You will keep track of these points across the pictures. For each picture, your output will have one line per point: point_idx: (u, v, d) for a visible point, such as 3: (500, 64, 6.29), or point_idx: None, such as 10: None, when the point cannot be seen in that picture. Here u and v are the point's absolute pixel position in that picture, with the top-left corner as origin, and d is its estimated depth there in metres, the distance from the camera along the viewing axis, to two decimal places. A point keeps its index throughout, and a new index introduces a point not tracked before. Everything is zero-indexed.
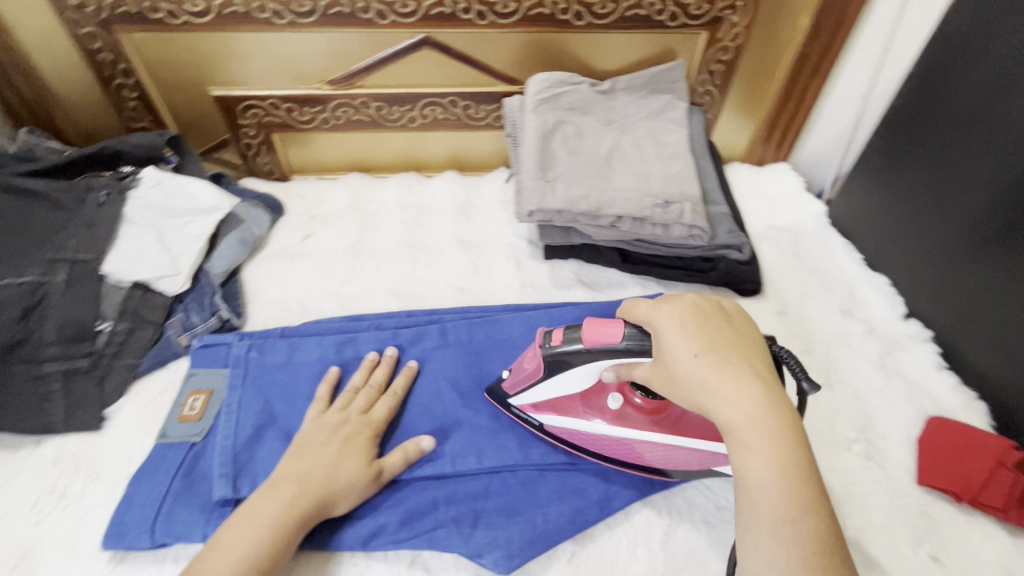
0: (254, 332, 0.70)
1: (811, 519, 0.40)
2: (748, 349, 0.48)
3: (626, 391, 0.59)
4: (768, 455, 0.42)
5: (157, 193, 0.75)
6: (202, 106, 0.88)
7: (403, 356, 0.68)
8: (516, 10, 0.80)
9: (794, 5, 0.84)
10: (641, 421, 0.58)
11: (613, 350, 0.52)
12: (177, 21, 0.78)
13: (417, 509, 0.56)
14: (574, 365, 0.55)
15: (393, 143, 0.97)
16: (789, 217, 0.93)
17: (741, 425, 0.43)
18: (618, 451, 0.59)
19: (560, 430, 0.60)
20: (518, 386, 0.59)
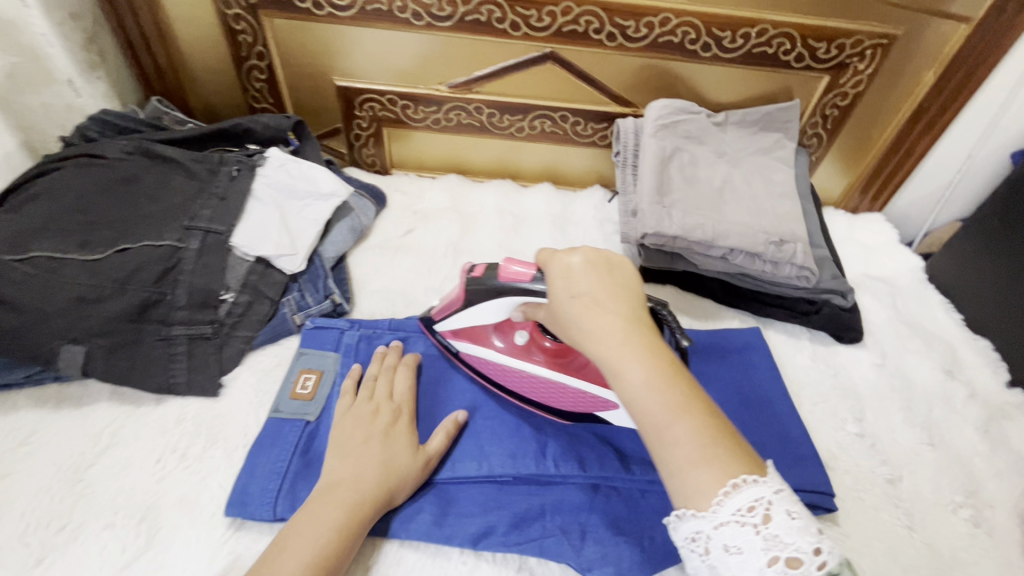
0: (364, 321, 0.71)
1: (684, 423, 0.42)
2: (623, 285, 0.49)
3: (536, 333, 0.62)
4: (639, 371, 0.44)
5: (283, 174, 0.78)
6: (323, 93, 0.91)
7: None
8: (646, 35, 0.81)
9: (921, 61, 0.83)
10: (541, 360, 0.62)
11: (520, 288, 0.55)
12: (320, 12, 0.81)
13: (525, 512, 0.56)
14: (488, 298, 0.58)
15: (493, 148, 0.99)
16: (886, 269, 0.92)
17: (609, 352, 0.45)
18: (520, 386, 0.63)
19: (471, 357, 0.65)
20: (445, 313, 0.63)
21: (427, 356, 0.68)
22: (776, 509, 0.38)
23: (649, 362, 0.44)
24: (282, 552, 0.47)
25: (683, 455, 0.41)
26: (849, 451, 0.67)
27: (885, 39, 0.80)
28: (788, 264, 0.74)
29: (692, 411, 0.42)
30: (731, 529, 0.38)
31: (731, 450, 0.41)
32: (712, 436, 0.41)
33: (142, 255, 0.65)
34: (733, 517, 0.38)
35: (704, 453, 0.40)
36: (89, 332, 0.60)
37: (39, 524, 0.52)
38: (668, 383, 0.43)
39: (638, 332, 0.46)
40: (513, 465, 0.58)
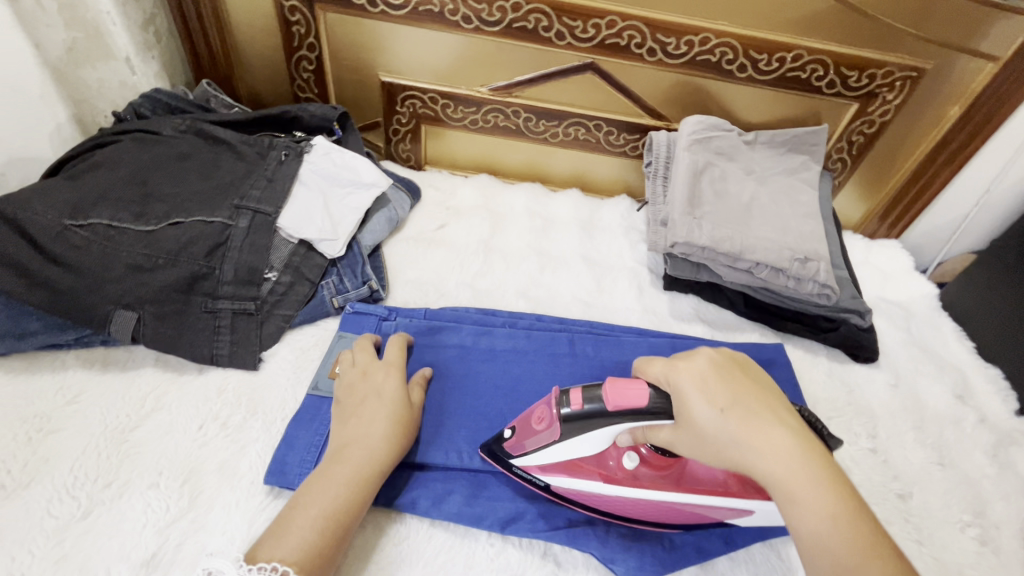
0: (400, 309, 0.74)
1: (877, 564, 0.40)
2: (769, 401, 0.48)
3: (637, 449, 0.54)
4: (818, 500, 0.42)
5: (327, 162, 0.80)
6: (367, 87, 0.94)
7: (533, 355, 0.71)
8: (686, 53, 0.84)
9: (948, 94, 0.86)
10: (655, 480, 0.54)
11: (637, 414, 0.49)
12: (374, 9, 0.84)
13: (550, 502, 0.58)
14: (595, 429, 0.51)
15: (526, 152, 1.02)
16: (901, 293, 0.94)
17: (784, 478, 0.43)
18: (637, 510, 0.56)
19: (569, 491, 0.56)
20: (525, 447, 0.55)
21: (459, 346, 0.70)
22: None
23: (825, 490, 0.43)
24: (300, 511, 0.49)
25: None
26: (861, 465, 0.69)
27: (915, 72, 0.83)
28: (811, 281, 0.76)
29: (878, 547, 0.41)
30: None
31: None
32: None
33: (194, 229, 0.67)
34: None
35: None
36: (141, 300, 0.63)
37: (87, 478, 0.54)
38: (845, 514, 0.42)
39: (807, 453, 0.44)
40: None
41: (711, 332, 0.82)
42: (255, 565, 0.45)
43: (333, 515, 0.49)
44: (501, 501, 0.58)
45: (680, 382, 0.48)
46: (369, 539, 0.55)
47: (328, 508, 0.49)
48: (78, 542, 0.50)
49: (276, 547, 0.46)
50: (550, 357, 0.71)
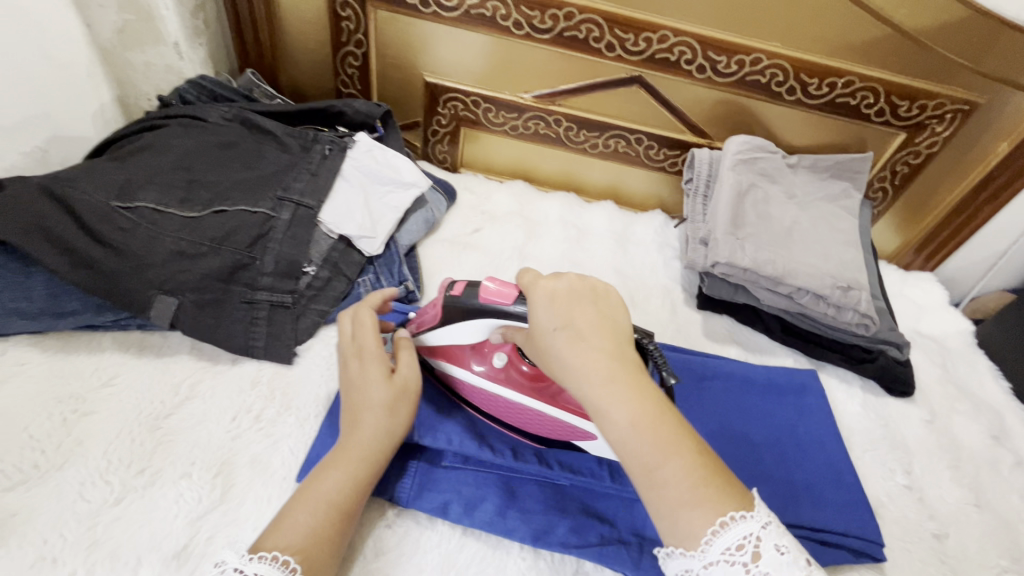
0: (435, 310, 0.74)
1: (676, 464, 0.41)
2: (612, 320, 0.47)
3: (512, 355, 0.58)
4: (629, 411, 0.42)
5: (369, 159, 0.80)
6: (410, 86, 0.94)
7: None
8: (735, 72, 0.84)
9: (998, 130, 0.85)
10: (518, 384, 0.59)
11: (504, 312, 0.52)
12: (426, 10, 0.84)
13: (584, 517, 0.57)
14: (466, 318, 0.55)
15: (562, 161, 1.01)
16: (936, 328, 0.93)
17: (597, 391, 0.43)
18: (507, 412, 0.61)
19: (448, 373, 0.63)
20: (423, 326, 0.60)
21: None
22: (766, 545, 0.38)
23: (645, 405, 0.43)
24: (296, 505, 0.47)
25: (676, 499, 0.40)
26: (896, 501, 0.68)
27: (967, 105, 0.82)
28: (853, 311, 0.75)
29: (686, 454, 0.41)
30: (720, 567, 0.38)
31: (721, 487, 0.41)
32: (707, 480, 0.41)
33: (239, 218, 0.67)
34: (723, 557, 0.38)
35: (696, 496, 0.40)
36: (183, 286, 0.62)
37: (120, 463, 0.54)
38: (658, 424, 0.42)
39: (624, 368, 0.44)
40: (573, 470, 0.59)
41: (745, 355, 0.81)
42: (256, 554, 0.42)
43: (334, 509, 0.47)
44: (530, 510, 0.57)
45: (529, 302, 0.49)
46: (400, 544, 0.54)
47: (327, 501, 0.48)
48: (109, 527, 0.50)
49: (276, 539, 0.44)
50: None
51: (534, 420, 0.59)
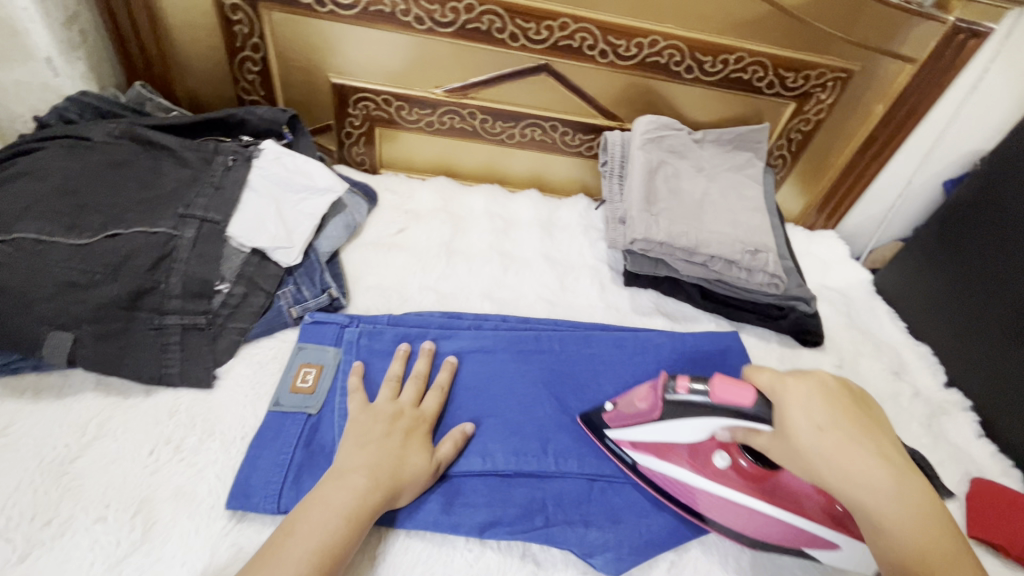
0: (362, 317, 0.72)
1: None
2: (876, 431, 0.49)
3: (730, 452, 0.59)
4: (922, 530, 0.44)
5: (278, 167, 0.77)
6: (317, 89, 0.91)
7: (504, 356, 0.71)
8: (635, 55, 0.87)
9: (873, 94, 0.93)
10: (743, 486, 0.57)
11: (738, 413, 0.52)
12: (322, 9, 0.81)
13: (529, 504, 0.58)
14: (698, 416, 0.55)
15: (483, 154, 1.02)
16: (840, 281, 1.01)
17: (889, 509, 0.44)
18: (710, 506, 0.58)
19: (653, 473, 0.60)
20: (623, 420, 0.61)
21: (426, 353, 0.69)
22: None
23: (926, 519, 0.44)
24: (293, 539, 0.47)
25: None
26: None
27: (844, 73, 0.89)
28: (761, 272, 0.80)
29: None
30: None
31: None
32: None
33: (136, 241, 0.63)
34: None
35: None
36: (79, 319, 0.58)
37: (23, 517, 0.50)
38: (949, 544, 0.43)
39: (904, 482, 0.45)
40: (516, 459, 0.60)
41: (671, 325, 0.84)
42: None
43: (326, 555, 0.47)
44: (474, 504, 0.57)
45: (782, 399, 0.50)
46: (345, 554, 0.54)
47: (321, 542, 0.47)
48: None
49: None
50: (519, 358, 0.71)
51: (774, 532, 0.57)
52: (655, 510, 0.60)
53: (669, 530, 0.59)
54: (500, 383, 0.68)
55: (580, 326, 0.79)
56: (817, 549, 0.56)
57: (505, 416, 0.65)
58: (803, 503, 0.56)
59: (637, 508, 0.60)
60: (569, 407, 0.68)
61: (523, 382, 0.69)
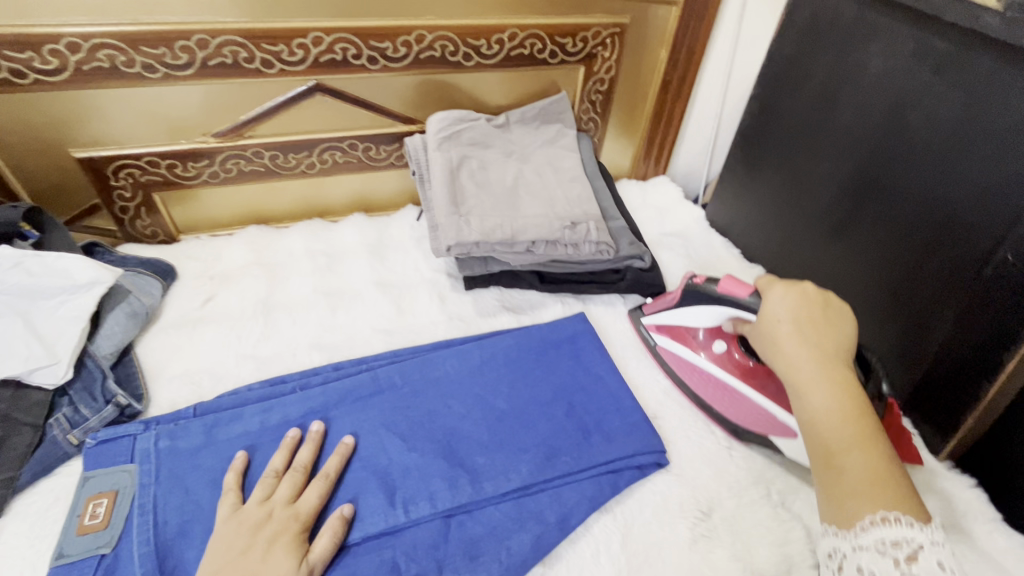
0: (162, 417, 0.63)
1: (860, 454, 0.46)
2: (839, 333, 0.55)
3: (733, 344, 0.71)
4: (825, 398, 0.50)
5: (19, 274, 0.66)
6: (63, 168, 0.79)
7: (338, 411, 0.65)
8: (407, 54, 0.82)
9: (653, 41, 0.95)
10: (736, 369, 0.69)
11: (736, 302, 0.65)
12: (25, 80, 0.70)
13: (380, 567, 0.53)
14: (707, 305, 0.69)
15: (290, 191, 0.93)
16: (677, 224, 1.04)
17: (806, 378, 0.52)
18: (702, 385, 0.71)
19: (665, 352, 0.76)
20: (654, 309, 0.77)
21: (245, 435, 0.61)
22: (926, 556, 0.40)
23: (839, 393, 0.50)
24: None
25: (854, 484, 0.45)
26: (671, 396, 0.73)
27: (617, 28, 0.90)
28: (586, 243, 0.80)
29: (872, 450, 0.46)
30: (869, 553, 0.41)
31: (895, 492, 0.44)
32: (889, 481, 0.44)
33: None
34: (874, 545, 0.41)
35: (869, 488, 0.44)
36: None
37: None
38: (851, 417, 0.48)
39: (833, 367, 0.52)
40: (359, 527, 0.55)
41: (518, 318, 0.82)
42: None
43: None
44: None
45: (765, 297, 0.61)
46: None
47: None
48: None
49: None
50: (356, 407, 0.66)
51: (751, 416, 0.67)
52: (519, 525, 0.58)
53: (532, 544, 0.56)
54: (336, 442, 0.62)
55: (425, 348, 0.75)
56: (780, 437, 0.65)
57: (343, 480, 0.59)
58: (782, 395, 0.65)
59: (498, 530, 0.57)
60: (416, 444, 0.63)
61: (362, 434, 0.63)
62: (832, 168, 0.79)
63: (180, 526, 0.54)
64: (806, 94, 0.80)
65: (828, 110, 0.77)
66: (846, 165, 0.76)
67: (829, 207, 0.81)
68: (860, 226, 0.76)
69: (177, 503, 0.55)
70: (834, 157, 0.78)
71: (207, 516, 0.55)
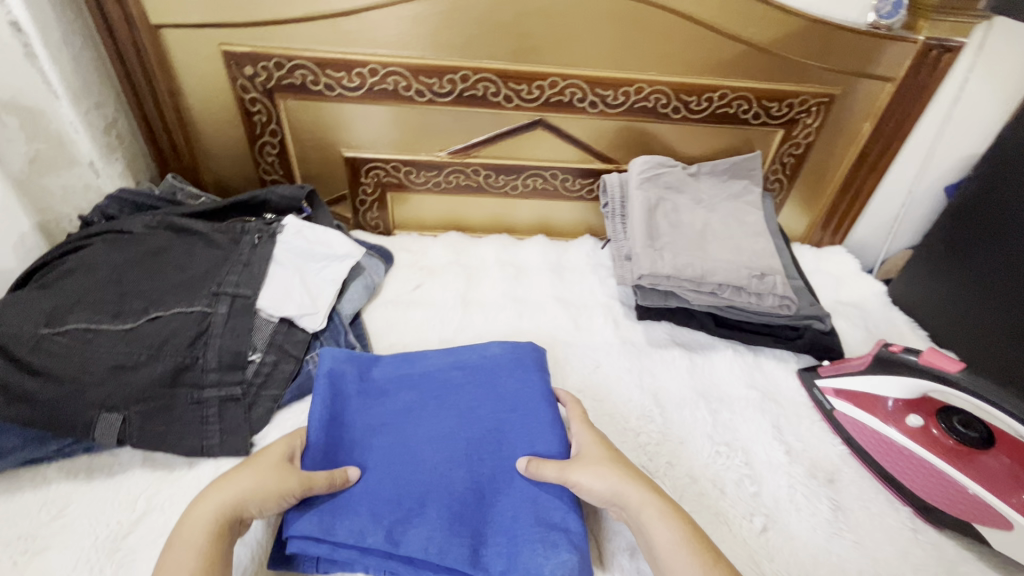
0: (359, 358, 0.71)
1: (715, 563, 0.52)
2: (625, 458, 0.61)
3: (930, 420, 0.70)
4: (637, 493, 0.56)
5: (300, 239, 0.83)
6: (330, 163, 0.98)
7: (452, 401, 0.67)
8: (624, 102, 0.92)
9: (859, 114, 0.96)
10: (933, 444, 0.68)
11: (941, 377, 0.65)
12: (332, 93, 0.89)
13: (439, 540, 0.55)
14: (903, 375, 0.69)
15: (490, 206, 1.07)
16: (855, 294, 1.01)
17: (605, 465, 0.58)
18: (888, 457, 0.69)
19: (844, 416, 0.74)
20: (838, 372, 0.77)
21: (362, 396, 0.67)
22: None
23: (672, 526, 0.54)
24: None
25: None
26: (849, 463, 0.71)
27: (827, 98, 0.93)
28: (771, 295, 0.82)
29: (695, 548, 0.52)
30: None
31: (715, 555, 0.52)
32: (710, 546, 0.53)
33: (175, 321, 0.68)
34: None
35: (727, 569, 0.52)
36: (127, 400, 0.62)
37: None
38: (661, 505, 0.56)
39: (620, 460, 0.59)
40: (440, 505, 0.58)
41: (689, 354, 0.85)
42: None
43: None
44: (367, 547, 0.55)
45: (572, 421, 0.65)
46: None
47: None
48: None
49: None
50: (467, 396, 0.68)
51: (954, 500, 0.64)
52: (566, 542, 0.55)
53: (572, 561, 0.53)
54: (433, 429, 0.64)
55: (537, 353, 0.72)
56: (987, 527, 0.62)
57: (429, 461, 0.61)
58: (994, 482, 0.63)
59: (546, 541, 0.55)
60: (460, 432, 0.64)
61: (457, 421, 0.65)
62: None
63: (379, 463, 0.61)
64: None
65: None
66: None
67: None
68: None
69: (374, 442, 0.63)
70: None
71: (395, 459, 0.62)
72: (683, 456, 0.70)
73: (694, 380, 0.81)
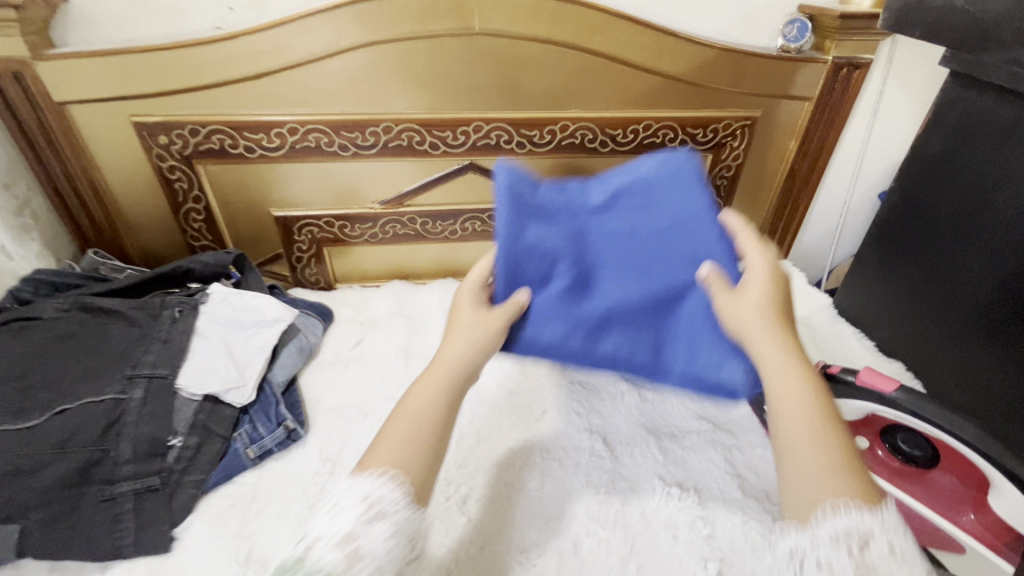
0: (520, 183, 0.60)
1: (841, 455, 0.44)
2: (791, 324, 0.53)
3: (875, 441, 0.68)
4: (778, 358, 0.50)
5: (226, 308, 0.80)
6: (261, 223, 0.96)
7: (630, 222, 0.60)
8: (550, 140, 0.93)
9: (784, 132, 0.98)
10: (880, 468, 0.66)
11: (880, 397, 0.66)
12: (252, 155, 0.87)
13: (628, 343, 0.62)
14: (843, 397, 0.69)
15: (432, 252, 1.05)
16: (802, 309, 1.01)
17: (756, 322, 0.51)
18: None
19: None
20: None
21: (536, 236, 0.60)
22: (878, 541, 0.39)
23: (805, 382, 0.48)
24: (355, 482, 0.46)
25: (839, 468, 0.43)
26: None
27: (749, 120, 0.95)
28: None
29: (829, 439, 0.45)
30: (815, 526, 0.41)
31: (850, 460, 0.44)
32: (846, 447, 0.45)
33: (84, 413, 0.64)
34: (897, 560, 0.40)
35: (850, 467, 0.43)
36: (26, 506, 0.58)
37: None
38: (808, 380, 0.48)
39: (778, 320, 0.52)
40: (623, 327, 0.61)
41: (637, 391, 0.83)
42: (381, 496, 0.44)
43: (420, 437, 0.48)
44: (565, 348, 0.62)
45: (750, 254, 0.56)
46: None
47: (403, 439, 0.48)
48: None
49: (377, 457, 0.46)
50: (642, 224, 0.59)
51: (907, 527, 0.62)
52: (740, 355, 0.57)
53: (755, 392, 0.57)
54: (610, 246, 0.60)
55: (693, 160, 0.59)
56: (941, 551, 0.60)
57: (608, 288, 0.61)
58: (942, 502, 0.62)
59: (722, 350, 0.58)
60: (641, 272, 0.59)
61: (638, 243, 0.60)
62: (983, 272, 0.76)
63: (562, 278, 0.61)
64: (961, 187, 0.78)
65: (986, 204, 0.75)
66: (1002, 266, 0.73)
67: (979, 312, 0.77)
68: (1019, 334, 0.72)
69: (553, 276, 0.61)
70: (986, 257, 0.75)
71: (581, 276, 0.61)
72: (634, 500, 0.67)
73: (645, 417, 0.79)
